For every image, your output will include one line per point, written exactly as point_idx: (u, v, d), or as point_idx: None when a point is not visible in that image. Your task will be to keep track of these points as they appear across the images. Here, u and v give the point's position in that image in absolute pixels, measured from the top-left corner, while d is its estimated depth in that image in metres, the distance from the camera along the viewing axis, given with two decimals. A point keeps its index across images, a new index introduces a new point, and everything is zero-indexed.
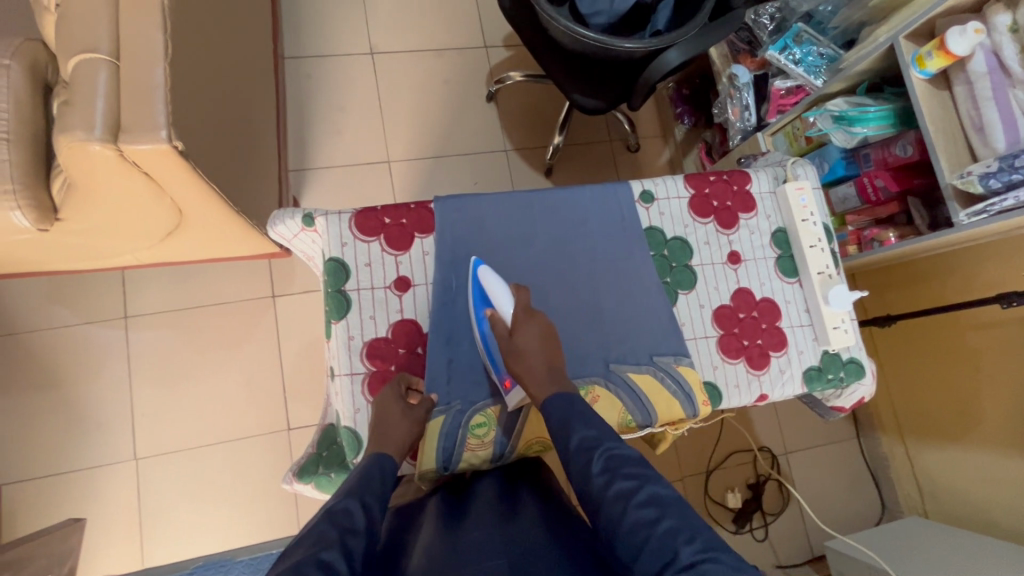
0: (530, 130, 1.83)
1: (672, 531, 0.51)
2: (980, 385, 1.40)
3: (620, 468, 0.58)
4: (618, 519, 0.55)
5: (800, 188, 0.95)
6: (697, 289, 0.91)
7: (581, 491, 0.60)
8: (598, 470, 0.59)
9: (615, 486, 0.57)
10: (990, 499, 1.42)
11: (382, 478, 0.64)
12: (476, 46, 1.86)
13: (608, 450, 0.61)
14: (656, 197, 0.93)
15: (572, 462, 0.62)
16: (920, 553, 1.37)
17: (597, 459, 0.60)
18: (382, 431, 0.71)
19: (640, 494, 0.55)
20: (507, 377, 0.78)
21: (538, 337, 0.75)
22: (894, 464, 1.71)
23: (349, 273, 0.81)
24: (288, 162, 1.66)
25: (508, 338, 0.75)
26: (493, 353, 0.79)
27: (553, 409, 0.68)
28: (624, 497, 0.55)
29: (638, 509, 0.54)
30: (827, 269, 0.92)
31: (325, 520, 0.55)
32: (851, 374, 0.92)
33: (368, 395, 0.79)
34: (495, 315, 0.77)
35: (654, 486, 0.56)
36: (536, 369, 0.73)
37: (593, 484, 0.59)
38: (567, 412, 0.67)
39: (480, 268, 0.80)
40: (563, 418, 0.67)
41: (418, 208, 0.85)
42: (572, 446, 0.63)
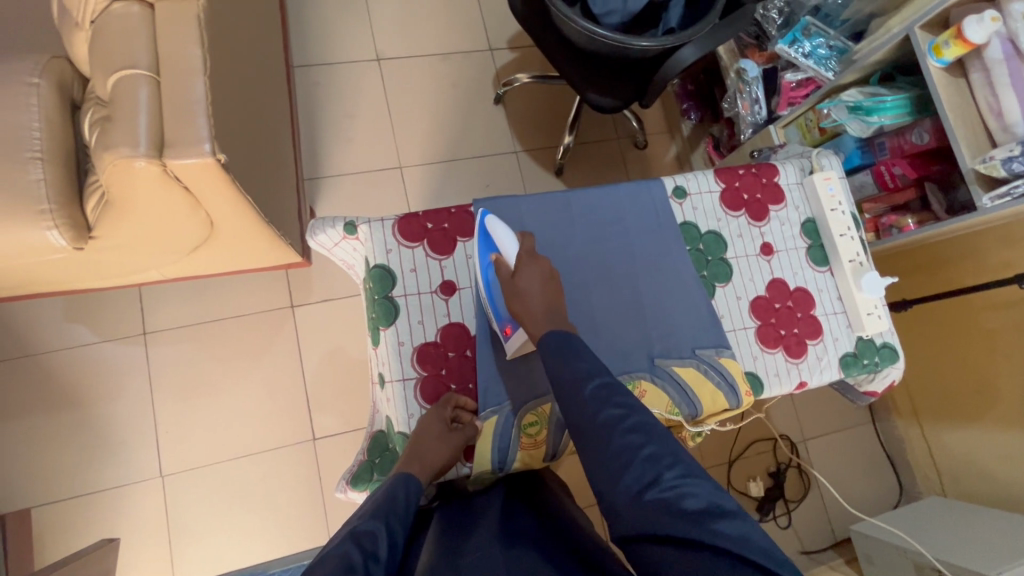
0: (539, 131, 1.84)
1: (658, 458, 0.55)
2: (997, 363, 1.43)
3: (611, 397, 0.61)
4: (606, 442, 0.57)
5: (827, 178, 0.97)
6: (733, 281, 0.92)
7: (569, 415, 0.62)
8: (589, 394, 0.61)
9: (606, 411, 0.59)
10: (1010, 475, 1.44)
11: (406, 504, 0.65)
12: (482, 49, 1.86)
13: (601, 380, 0.63)
14: (688, 193, 0.94)
15: (563, 388, 0.64)
16: (946, 532, 1.39)
17: (590, 385, 0.62)
18: (416, 450, 0.73)
19: (629, 422, 0.58)
20: (508, 324, 0.77)
21: (540, 278, 0.74)
22: (910, 447, 1.74)
23: (395, 279, 0.81)
24: (302, 170, 1.66)
25: (511, 279, 0.74)
26: (496, 301, 0.78)
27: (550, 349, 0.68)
28: (614, 423, 0.58)
29: (626, 434, 0.57)
30: (858, 257, 0.94)
31: (349, 542, 0.56)
32: (885, 359, 0.94)
33: (423, 404, 0.79)
34: (499, 258, 0.77)
35: (641, 415, 0.59)
36: (535, 310, 0.71)
37: (591, 409, 0.60)
38: (564, 347, 0.67)
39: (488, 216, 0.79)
40: (558, 351, 0.67)
41: (458, 212, 0.86)
42: (562, 375, 0.64)
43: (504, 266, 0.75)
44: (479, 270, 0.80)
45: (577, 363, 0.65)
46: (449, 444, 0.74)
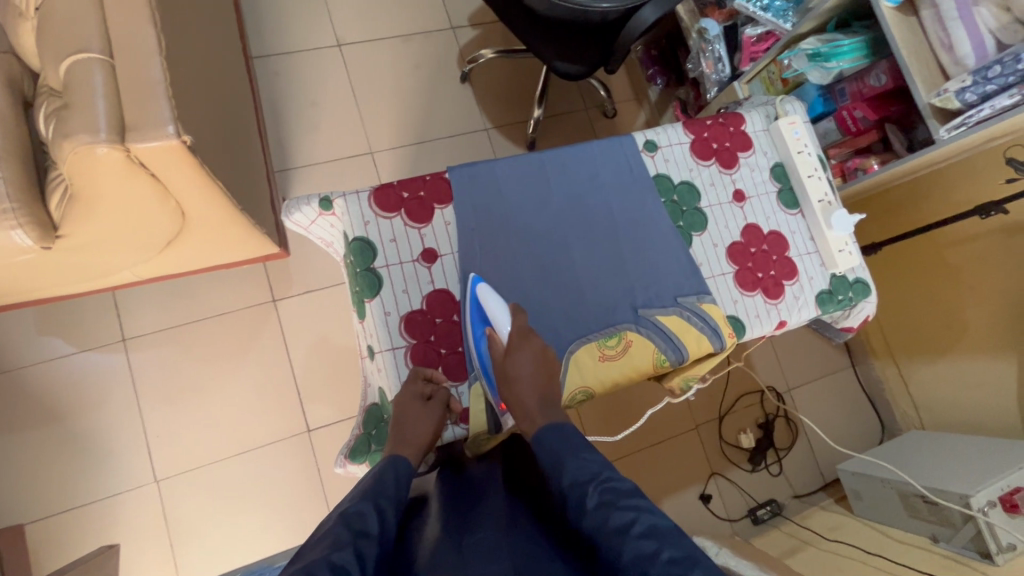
0: (507, 107, 1.83)
1: (675, 563, 0.51)
2: (964, 296, 1.50)
3: (616, 500, 0.57)
4: (619, 550, 0.54)
5: (792, 122, 1.00)
6: (709, 229, 0.94)
7: (580, 529, 0.59)
8: (592, 503, 0.58)
9: (613, 518, 0.56)
10: (983, 403, 1.51)
11: (396, 481, 0.65)
12: (444, 28, 1.84)
13: (603, 482, 0.60)
14: (659, 146, 0.96)
15: (567, 500, 0.61)
16: (927, 460, 1.45)
17: (591, 493, 0.59)
18: (403, 428, 0.72)
19: (640, 526, 0.54)
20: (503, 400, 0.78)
21: (532, 360, 0.74)
22: (888, 385, 1.81)
23: (376, 251, 0.81)
24: (272, 163, 1.63)
25: (502, 362, 0.75)
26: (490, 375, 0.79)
27: (544, 444, 0.67)
28: (624, 530, 0.54)
29: (637, 541, 0.53)
30: (826, 196, 0.97)
31: (338, 523, 0.55)
32: (858, 293, 0.98)
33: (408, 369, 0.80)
34: (492, 334, 0.76)
35: (651, 517, 0.55)
36: (524, 397, 0.72)
37: (597, 520, 0.57)
38: (558, 447, 0.66)
39: (479, 285, 0.79)
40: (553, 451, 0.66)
41: (433, 180, 0.86)
42: (564, 485, 0.62)
43: (496, 344, 0.75)
44: (472, 344, 0.80)
45: (573, 466, 0.63)
46: (436, 416, 0.74)
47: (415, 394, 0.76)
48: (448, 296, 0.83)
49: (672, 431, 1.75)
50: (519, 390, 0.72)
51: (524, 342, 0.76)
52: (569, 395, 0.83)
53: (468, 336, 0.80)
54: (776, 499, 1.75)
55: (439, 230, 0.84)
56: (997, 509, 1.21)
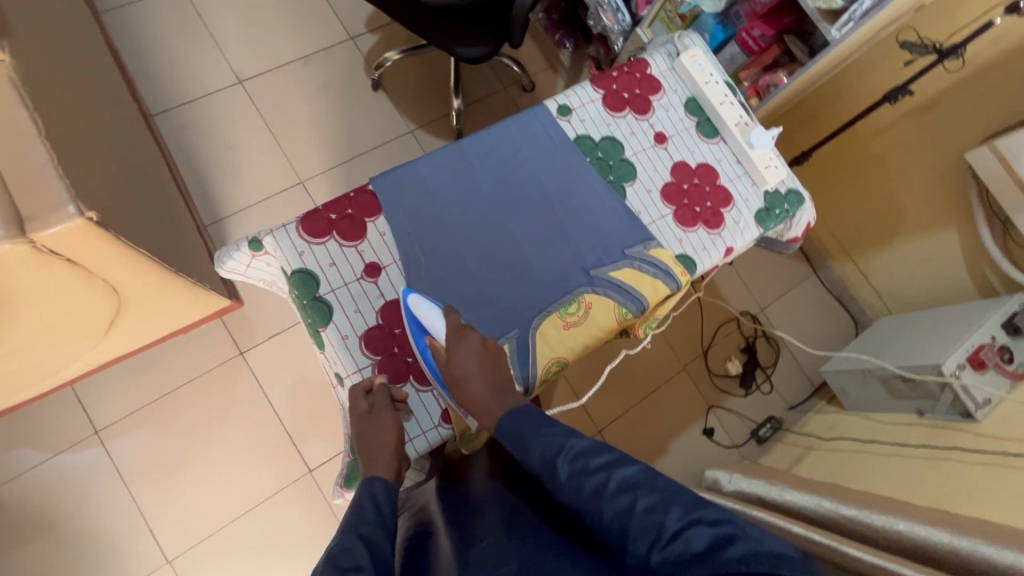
0: (426, 104, 1.82)
1: (651, 510, 0.56)
2: (897, 182, 1.57)
3: (586, 466, 0.61)
4: (599, 509, 0.59)
5: (693, 56, 1.01)
6: (639, 177, 0.96)
7: (560, 495, 0.63)
8: (566, 474, 0.62)
9: (588, 481, 0.60)
10: (941, 275, 1.60)
11: (375, 505, 0.64)
12: (342, 40, 1.81)
13: (569, 452, 0.63)
14: (573, 108, 0.96)
15: (540, 474, 0.64)
16: (899, 341, 1.53)
17: (562, 463, 0.62)
18: (370, 443, 0.73)
19: (614, 482, 0.59)
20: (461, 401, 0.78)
21: (474, 355, 0.74)
22: (851, 282, 1.89)
23: (317, 278, 0.80)
24: (200, 218, 1.58)
25: (446, 364, 0.74)
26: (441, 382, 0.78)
27: (505, 433, 0.68)
28: (599, 493, 0.59)
29: (614, 498, 0.58)
30: (741, 119, 1.00)
31: (325, 565, 0.54)
32: (794, 204, 1.01)
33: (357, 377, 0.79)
34: (433, 342, 0.76)
35: (622, 470, 0.60)
36: (480, 397, 0.73)
37: (577, 486, 0.61)
38: (517, 427, 0.68)
39: (409, 295, 0.79)
40: (516, 437, 0.67)
41: (358, 195, 0.84)
42: (535, 463, 0.65)
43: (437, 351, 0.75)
44: (417, 354, 0.79)
45: (542, 442, 0.65)
46: (397, 423, 0.75)
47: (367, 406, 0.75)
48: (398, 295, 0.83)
49: (662, 377, 1.79)
50: (468, 387, 0.73)
51: (461, 339, 0.75)
52: (546, 368, 0.84)
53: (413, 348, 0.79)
54: (774, 415, 1.82)
55: (377, 242, 0.83)
56: (967, 369, 1.29)
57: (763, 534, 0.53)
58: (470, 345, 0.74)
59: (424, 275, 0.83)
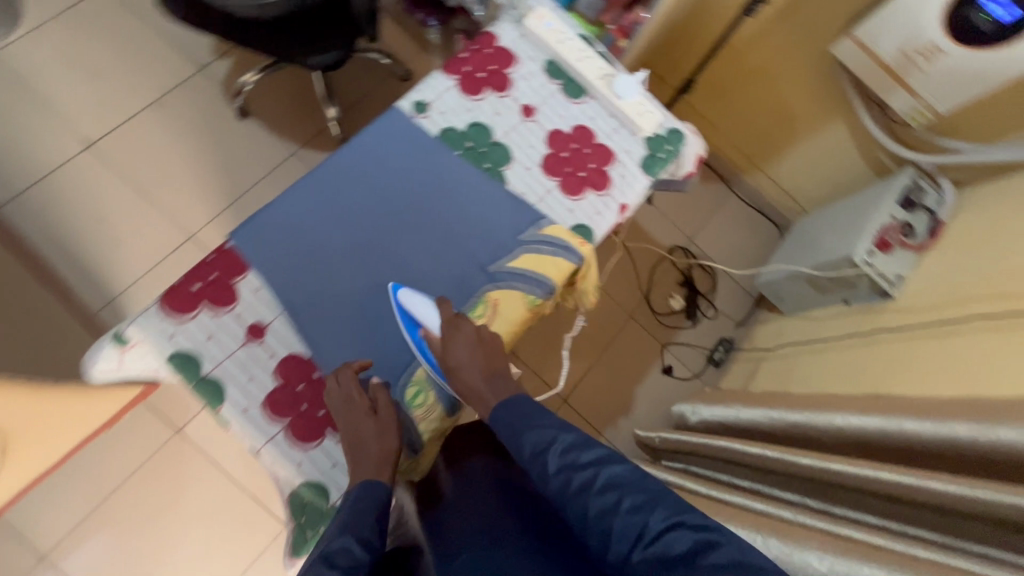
0: (303, 120, 1.70)
1: (635, 510, 0.61)
2: (782, 87, 1.58)
3: (575, 462, 0.67)
4: (584, 506, 0.64)
5: (539, 16, 0.97)
6: (515, 156, 0.92)
7: (545, 489, 0.69)
8: (555, 466, 0.68)
9: (576, 476, 0.66)
10: (842, 165, 1.66)
11: (371, 506, 0.66)
12: (192, 72, 1.66)
13: (560, 448, 0.69)
14: (429, 103, 0.90)
15: (530, 467, 0.70)
16: (817, 241, 1.59)
17: (552, 456, 0.69)
18: (365, 445, 0.71)
19: (601, 480, 0.65)
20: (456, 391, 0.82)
21: (468, 346, 0.78)
22: (766, 191, 1.92)
23: (198, 357, 0.74)
24: (86, 308, 1.44)
25: (442, 356, 0.78)
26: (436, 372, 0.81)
27: (499, 425, 0.75)
28: (587, 488, 0.65)
29: (599, 496, 0.64)
30: (603, 70, 0.97)
31: (322, 565, 0.57)
32: (675, 142, 1.00)
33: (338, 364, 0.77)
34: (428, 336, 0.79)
35: (610, 470, 0.66)
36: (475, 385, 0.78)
37: (564, 480, 0.67)
38: (512, 419, 0.75)
39: (401, 291, 0.80)
40: (512, 427, 0.74)
41: (220, 256, 0.77)
42: (527, 454, 0.71)
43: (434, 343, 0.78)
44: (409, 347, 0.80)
45: (539, 436, 0.71)
46: (393, 415, 0.75)
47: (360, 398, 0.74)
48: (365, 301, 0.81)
49: (611, 330, 1.81)
50: (463, 377, 0.77)
51: (456, 329, 0.79)
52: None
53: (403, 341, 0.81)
54: (726, 337, 1.87)
55: (254, 300, 0.77)
56: (877, 253, 1.35)
57: (740, 539, 0.58)
58: (466, 334, 0.78)
59: (316, 320, 0.78)
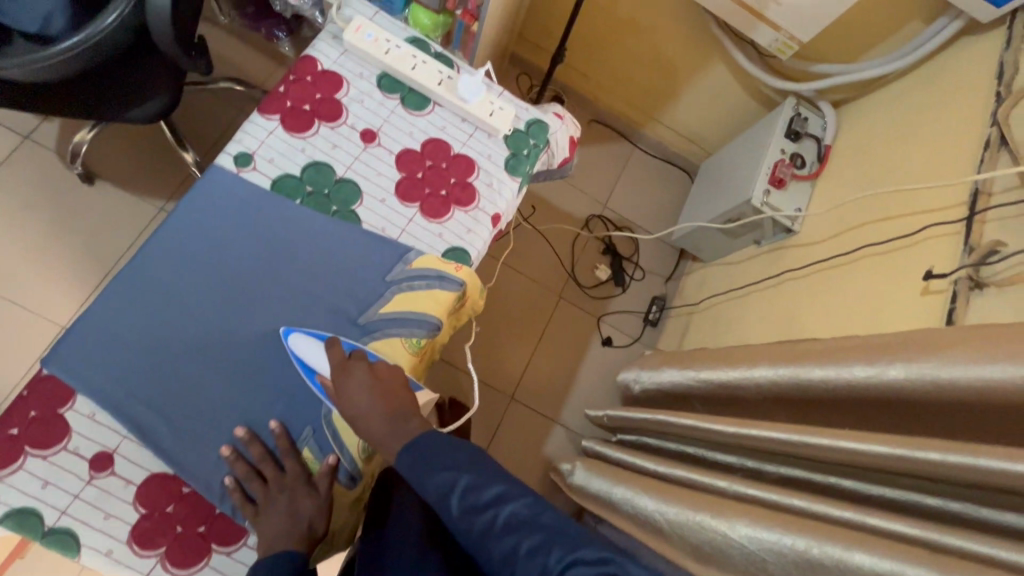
0: (162, 169, 1.54)
1: (533, 553, 0.59)
2: (655, 37, 1.55)
3: (477, 503, 0.62)
4: (488, 549, 0.61)
5: (359, 29, 0.88)
6: (365, 190, 0.84)
7: (453, 529, 0.64)
8: (458, 511, 0.62)
9: (477, 520, 0.62)
10: (732, 104, 1.65)
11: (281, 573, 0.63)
12: (16, 143, 1.46)
13: (462, 490, 0.63)
14: (252, 152, 0.81)
15: (435, 508, 0.64)
16: (721, 190, 1.58)
17: (453, 499, 0.63)
18: (282, 523, 0.68)
19: (504, 522, 0.61)
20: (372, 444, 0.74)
21: (364, 385, 0.70)
22: (668, 141, 1.89)
23: (37, 509, 0.64)
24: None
25: (341, 403, 0.71)
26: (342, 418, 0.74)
27: (403, 468, 0.66)
28: (488, 531, 0.61)
29: (501, 538, 0.61)
30: (442, 74, 0.89)
31: None
32: (539, 134, 0.94)
33: (238, 428, 0.71)
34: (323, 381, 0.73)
35: (509, 508, 0.62)
36: (377, 430, 0.69)
37: (467, 525, 0.62)
38: (413, 461, 0.66)
39: (291, 334, 0.74)
40: (415, 468, 0.65)
41: (35, 390, 0.68)
42: (430, 496, 0.64)
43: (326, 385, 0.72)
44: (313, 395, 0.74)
45: (444, 475, 0.64)
46: (310, 488, 0.71)
47: (271, 473, 0.70)
48: (242, 369, 0.73)
49: (544, 316, 1.76)
50: (365, 421, 0.69)
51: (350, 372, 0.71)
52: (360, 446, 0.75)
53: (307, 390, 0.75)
54: (659, 295, 1.84)
55: (92, 424, 0.68)
56: (773, 192, 1.36)
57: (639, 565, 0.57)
58: (360, 374, 0.71)
59: (170, 429, 0.69)
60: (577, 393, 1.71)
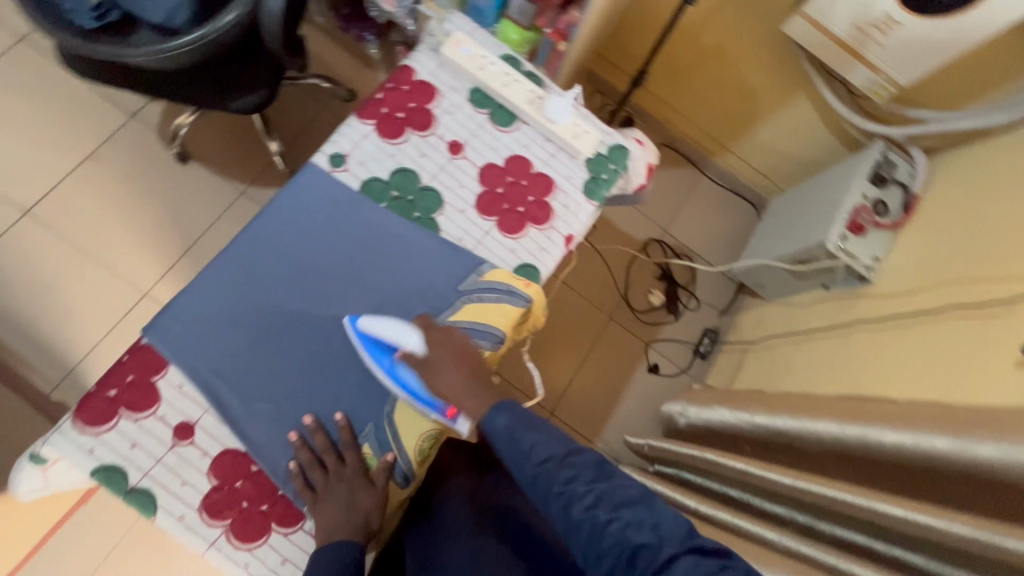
0: (248, 156, 1.63)
1: (641, 532, 0.59)
2: (739, 67, 1.51)
3: (580, 476, 0.64)
4: (588, 524, 0.61)
5: (457, 43, 0.90)
6: (447, 200, 0.86)
7: (546, 500, 0.65)
8: (560, 481, 0.64)
9: (580, 493, 0.63)
10: (813, 141, 1.58)
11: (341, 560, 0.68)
12: (124, 121, 1.58)
13: (565, 461, 0.65)
14: (346, 154, 0.85)
15: (531, 473, 0.66)
16: (791, 229, 1.51)
17: (555, 469, 0.64)
18: (345, 512, 0.71)
19: (606, 500, 0.62)
20: (448, 407, 0.75)
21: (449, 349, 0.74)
22: (738, 170, 1.82)
23: (123, 468, 0.69)
24: (39, 390, 1.38)
25: (427, 367, 0.74)
26: (420, 397, 0.75)
27: (498, 429, 0.69)
28: (592, 504, 0.62)
29: (605, 515, 0.61)
30: (532, 93, 0.91)
31: None
32: (619, 160, 0.94)
33: (306, 416, 0.74)
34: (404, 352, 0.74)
35: (616, 488, 0.63)
36: (455, 387, 0.73)
37: (567, 496, 0.63)
38: (514, 426, 0.69)
39: (356, 323, 0.75)
40: (511, 436, 0.68)
41: (133, 357, 0.73)
42: (529, 463, 0.66)
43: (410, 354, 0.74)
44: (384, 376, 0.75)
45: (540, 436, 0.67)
46: (368, 482, 0.74)
47: (332, 463, 0.73)
48: (317, 359, 0.77)
49: (591, 335, 1.74)
50: (443, 379, 0.73)
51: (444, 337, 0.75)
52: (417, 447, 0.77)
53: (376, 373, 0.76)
54: (711, 326, 1.78)
55: (179, 396, 0.73)
56: (851, 237, 1.29)
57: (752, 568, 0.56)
58: (445, 342, 0.74)
59: (247, 408, 0.74)
60: (619, 416, 1.69)
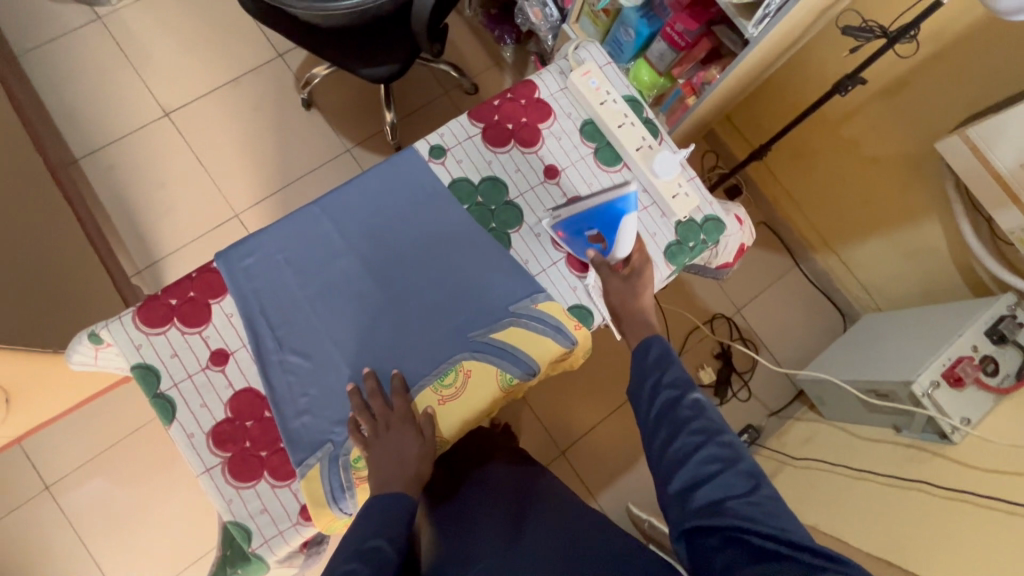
0: (363, 119, 1.72)
1: (742, 475, 0.64)
2: (873, 169, 1.39)
3: (703, 411, 0.69)
4: (691, 448, 0.66)
5: (586, 73, 0.90)
6: (526, 220, 0.86)
7: (661, 413, 0.71)
8: (688, 405, 0.70)
9: (698, 421, 0.68)
10: (931, 269, 1.43)
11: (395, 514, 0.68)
12: (271, 59, 1.72)
13: (696, 395, 0.71)
14: (447, 149, 0.87)
15: (659, 386, 0.72)
16: (878, 357, 1.35)
17: (687, 395, 0.71)
18: (392, 458, 0.71)
19: (718, 438, 0.67)
20: (558, 233, 0.85)
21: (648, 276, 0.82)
22: (834, 272, 1.66)
23: (159, 372, 0.74)
24: (123, 270, 1.51)
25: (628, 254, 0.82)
26: (571, 219, 0.83)
27: (650, 348, 0.76)
28: (709, 434, 0.67)
29: (716, 446, 0.66)
30: (645, 141, 0.89)
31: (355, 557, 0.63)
32: (712, 233, 0.89)
33: (365, 367, 0.77)
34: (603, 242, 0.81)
35: (729, 437, 0.68)
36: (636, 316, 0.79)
37: (684, 417, 0.69)
38: (665, 351, 0.75)
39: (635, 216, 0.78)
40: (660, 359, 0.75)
41: (201, 275, 0.78)
42: (663, 380, 0.73)
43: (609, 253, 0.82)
44: (584, 212, 0.81)
45: (676, 367, 0.74)
46: (416, 427, 0.74)
47: (380, 409, 0.73)
48: (356, 331, 0.78)
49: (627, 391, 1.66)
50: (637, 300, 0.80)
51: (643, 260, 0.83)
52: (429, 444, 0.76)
53: (587, 206, 0.81)
54: (753, 424, 1.63)
55: (227, 323, 0.77)
56: (943, 387, 1.15)
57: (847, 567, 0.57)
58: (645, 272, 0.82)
59: (280, 355, 0.76)
60: (630, 479, 1.61)
